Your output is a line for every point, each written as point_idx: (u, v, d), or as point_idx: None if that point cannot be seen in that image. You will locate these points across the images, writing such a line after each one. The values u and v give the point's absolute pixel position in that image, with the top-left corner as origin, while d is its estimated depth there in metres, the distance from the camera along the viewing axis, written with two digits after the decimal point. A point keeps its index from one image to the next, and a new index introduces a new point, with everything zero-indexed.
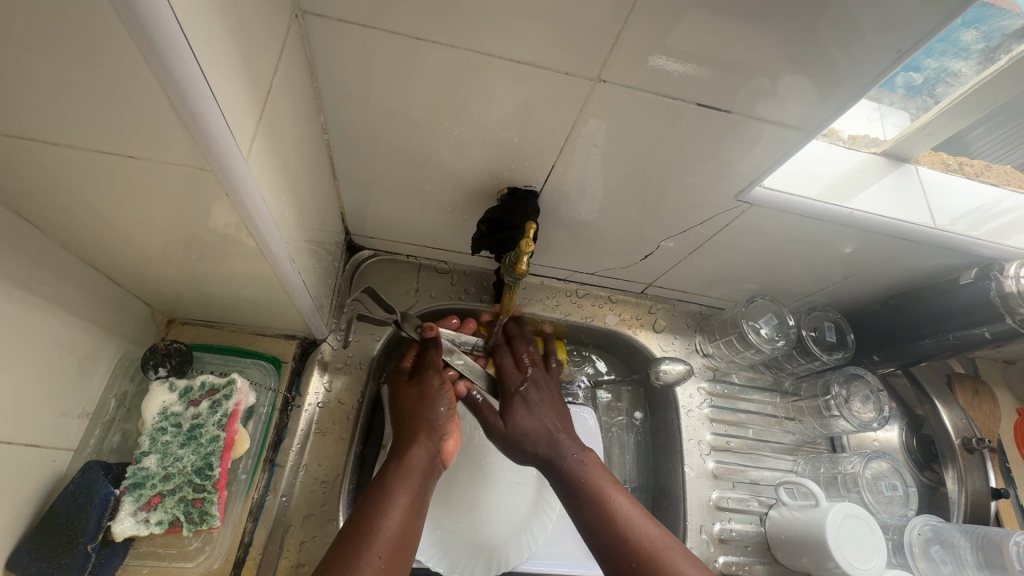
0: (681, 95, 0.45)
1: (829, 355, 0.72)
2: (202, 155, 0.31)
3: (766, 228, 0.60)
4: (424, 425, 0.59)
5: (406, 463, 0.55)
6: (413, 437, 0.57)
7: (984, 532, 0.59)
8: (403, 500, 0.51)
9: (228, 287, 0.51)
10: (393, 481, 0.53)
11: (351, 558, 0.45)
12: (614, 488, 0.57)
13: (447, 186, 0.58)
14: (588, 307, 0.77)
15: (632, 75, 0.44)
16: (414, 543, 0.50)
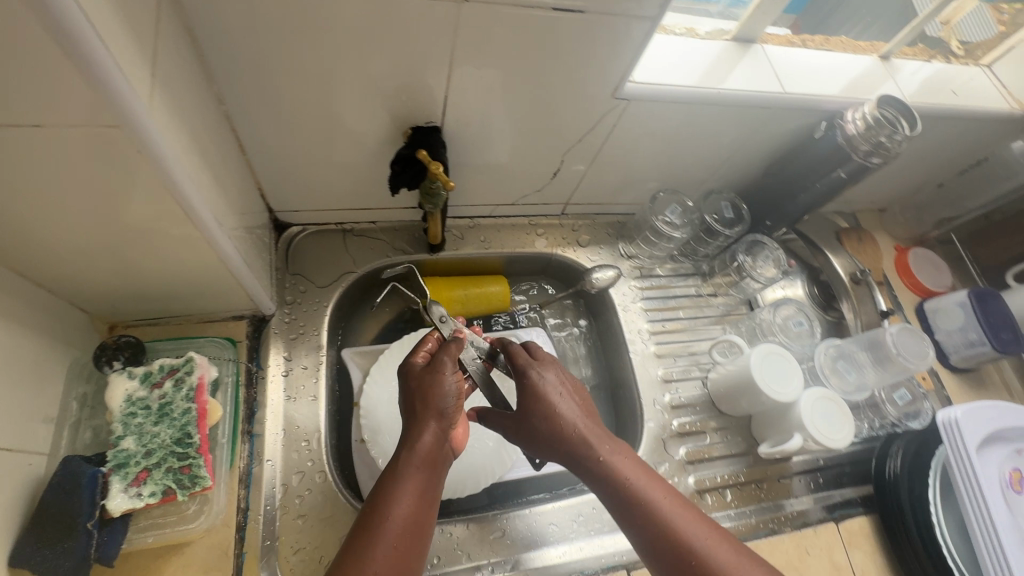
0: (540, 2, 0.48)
1: (732, 230, 0.81)
2: (109, 112, 0.33)
3: (651, 126, 0.66)
4: (433, 410, 0.53)
5: (416, 457, 0.51)
6: (424, 421, 0.52)
7: (869, 335, 0.70)
8: (413, 491, 0.50)
9: (164, 275, 0.52)
10: (403, 471, 0.50)
11: (360, 553, 0.46)
12: (589, 427, 0.54)
13: (352, 140, 0.59)
14: (517, 236, 0.82)
15: None
16: (425, 525, 0.49)
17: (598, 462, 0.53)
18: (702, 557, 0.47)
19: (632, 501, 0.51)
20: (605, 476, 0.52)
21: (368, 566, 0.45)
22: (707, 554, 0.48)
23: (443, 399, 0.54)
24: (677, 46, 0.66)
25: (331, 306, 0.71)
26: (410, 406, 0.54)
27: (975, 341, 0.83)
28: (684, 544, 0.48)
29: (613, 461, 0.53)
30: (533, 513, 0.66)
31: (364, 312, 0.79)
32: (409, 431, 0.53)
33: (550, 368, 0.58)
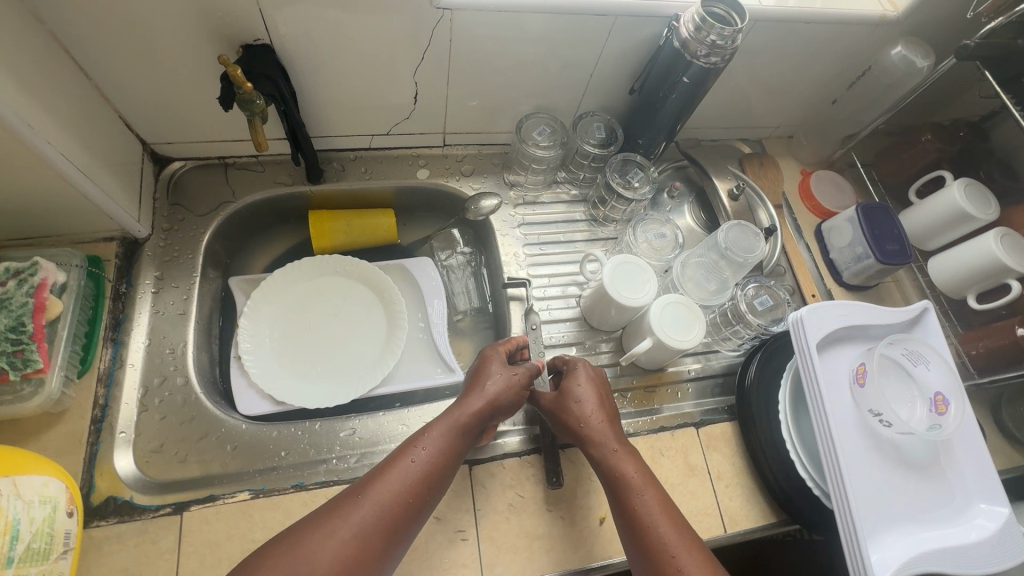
0: None
1: (603, 150, 0.81)
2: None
3: (492, 42, 0.68)
4: (485, 396, 0.60)
5: (455, 420, 0.58)
6: (477, 394, 0.60)
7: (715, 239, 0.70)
8: (437, 449, 0.55)
9: (9, 192, 0.56)
10: (437, 426, 0.57)
11: (374, 487, 0.51)
12: (613, 435, 0.61)
13: (194, 66, 0.62)
14: (399, 167, 0.85)
15: None
16: (439, 485, 0.54)
17: (612, 463, 0.59)
18: (658, 530, 0.53)
19: (617, 488, 0.58)
20: (616, 475, 0.58)
21: (372, 502, 0.50)
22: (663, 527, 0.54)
23: (502, 391, 0.61)
24: None
25: (210, 235, 0.76)
26: (471, 385, 0.62)
27: (861, 256, 0.83)
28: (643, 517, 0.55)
29: (627, 471, 0.58)
30: (386, 419, 0.68)
31: (254, 244, 0.83)
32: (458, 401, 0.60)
33: (582, 371, 0.66)
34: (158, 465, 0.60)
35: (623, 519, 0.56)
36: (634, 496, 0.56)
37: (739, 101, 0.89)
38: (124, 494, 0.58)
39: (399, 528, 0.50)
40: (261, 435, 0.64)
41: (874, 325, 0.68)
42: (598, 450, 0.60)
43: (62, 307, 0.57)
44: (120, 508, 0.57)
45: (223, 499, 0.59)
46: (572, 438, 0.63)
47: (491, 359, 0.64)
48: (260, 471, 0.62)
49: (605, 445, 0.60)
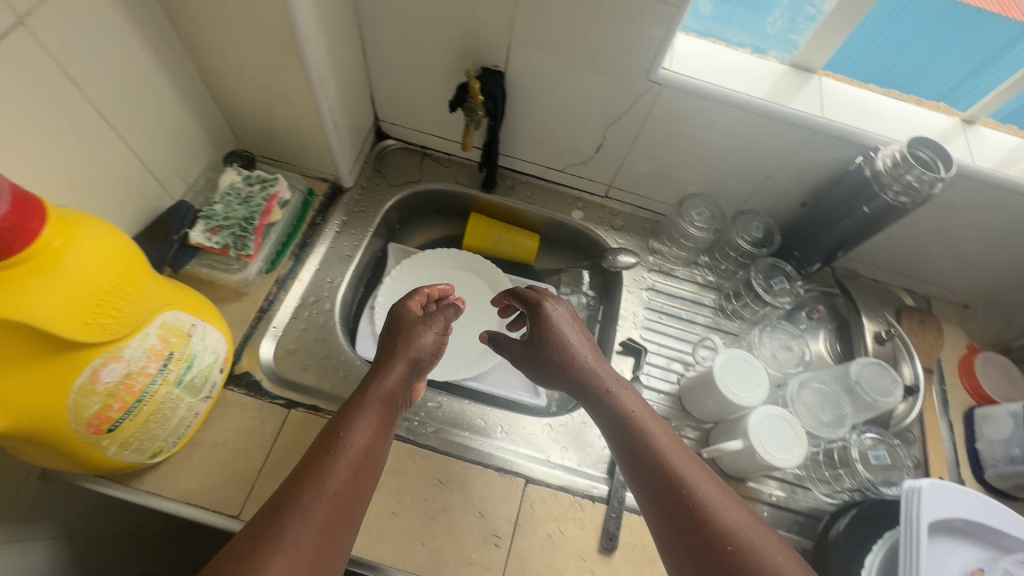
0: None
1: (756, 250, 0.83)
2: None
3: (684, 121, 0.74)
4: (403, 354, 0.62)
5: (379, 389, 0.59)
6: (393, 359, 0.61)
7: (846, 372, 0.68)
8: (370, 423, 0.55)
9: (282, 122, 0.74)
10: (362, 400, 0.57)
11: (325, 466, 0.50)
12: (628, 393, 0.59)
13: (440, 71, 0.77)
14: (558, 202, 0.93)
15: None
16: (376, 461, 0.54)
17: (634, 419, 0.56)
18: (694, 487, 0.49)
19: (638, 444, 0.54)
20: (637, 430, 0.55)
21: (329, 478, 0.49)
22: (690, 484, 0.50)
23: (401, 345, 0.64)
24: (732, 57, 0.72)
25: (391, 203, 0.90)
26: (390, 344, 0.64)
27: (1018, 458, 0.73)
28: (658, 466, 0.52)
29: (648, 427, 0.55)
30: (468, 408, 0.73)
31: (417, 224, 0.96)
32: (376, 370, 0.61)
33: (554, 303, 0.67)
34: (287, 365, 0.72)
35: (648, 474, 0.52)
36: (656, 448, 0.53)
37: (916, 249, 0.84)
38: (257, 375, 0.69)
39: (359, 495, 0.50)
40: (368, 375, 0.74)
41: (1007, 534, 0.59)
42: (615, 404, 0.58)
43: (280, 216, 0.72)
44: (250, 384, 0.68)
45: (323, 414, 0.68)
46: (584, 397, 0.61)
47: (405, 316, 0.68)
48: (356, 405, 0.70)
49: (617, 399, 0.58)
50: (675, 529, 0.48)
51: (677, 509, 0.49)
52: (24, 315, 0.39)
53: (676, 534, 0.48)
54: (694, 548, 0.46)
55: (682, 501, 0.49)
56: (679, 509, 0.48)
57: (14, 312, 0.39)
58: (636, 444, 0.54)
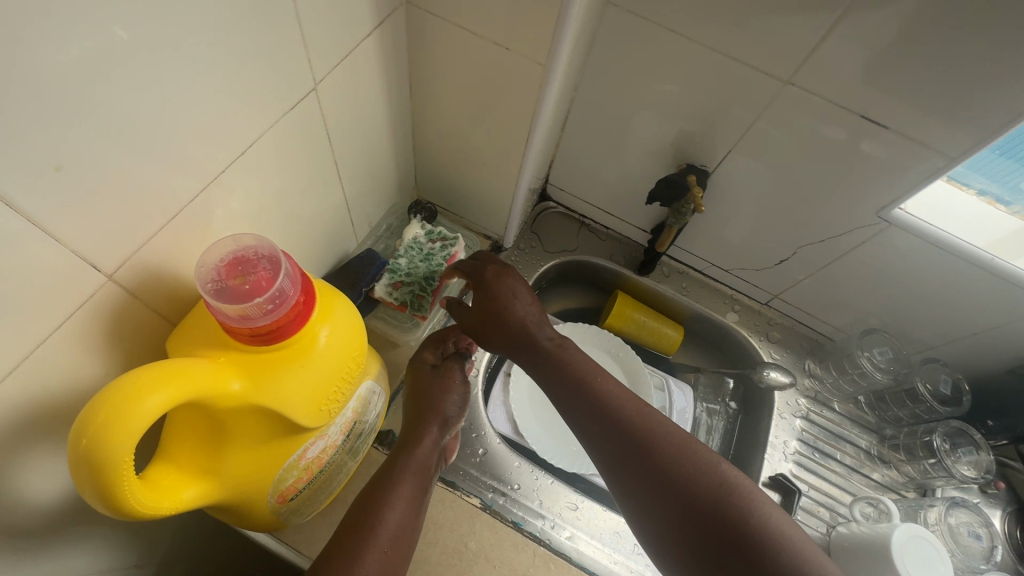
0: (847, 101, 0.55)
1: (940, 406, 0.74)
2: (546, 55, 0.50)
3: (897, 257, 0.68)
4: (435, 413, 0.59)
5: (411, 455, 0.54)
6: (424, 422, 0.58)
7: None
8: (405, 496, 0.50)
9: (473, 180, 0.72)
10: (395, 469, 0.52)
11: (349, 550, 0.44)
12: (624, 396, 0.53)
13: (640, 153, 0.74)
14: (713, 300, 0.88)
15: (819, 83, 0.55)
16: (409, 543, 0.49)
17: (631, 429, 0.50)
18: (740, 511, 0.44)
19: (653, 457, 0.48)
20: (652, 444, 0.49)
21: (361, 564, 0.44)
22: (687, 456, 0.48)
23: (441, 403, 0.60)
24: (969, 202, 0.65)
25: (544, 269, 0.87)
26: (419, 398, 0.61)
27: None
28: (642, 428, 0.50)
29: (653, 433, 0.50)
30: (603, 513, 0.69)
31: (557, 289, 0.93)
32: (408, 434, 0.57)
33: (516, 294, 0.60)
34: None
35: (675, 496, 0.46)
36: (676, 462, 0.47)
37: None
38: (400, 435, 0.67)
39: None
40: (505, 459, 0.70)
41: None
42: (611, 407, 0.52)
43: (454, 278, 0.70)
44: (392, 445, 0.66)
45: (461, 496, 0.65)
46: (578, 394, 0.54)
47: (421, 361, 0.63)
48: (494, 488, 0.68)
49: (611, 403, 0.52)
50: (669, 497, 0.46)
51: (690, 483, 0.46)
52: (277, 404, 0.38)
53: (661, 497, 0.47)
54: (700, 518, 0.45)
55: (666, 462, 0.47)
56: (676, 476, 0.47)
57: (271, 401, 0.37)
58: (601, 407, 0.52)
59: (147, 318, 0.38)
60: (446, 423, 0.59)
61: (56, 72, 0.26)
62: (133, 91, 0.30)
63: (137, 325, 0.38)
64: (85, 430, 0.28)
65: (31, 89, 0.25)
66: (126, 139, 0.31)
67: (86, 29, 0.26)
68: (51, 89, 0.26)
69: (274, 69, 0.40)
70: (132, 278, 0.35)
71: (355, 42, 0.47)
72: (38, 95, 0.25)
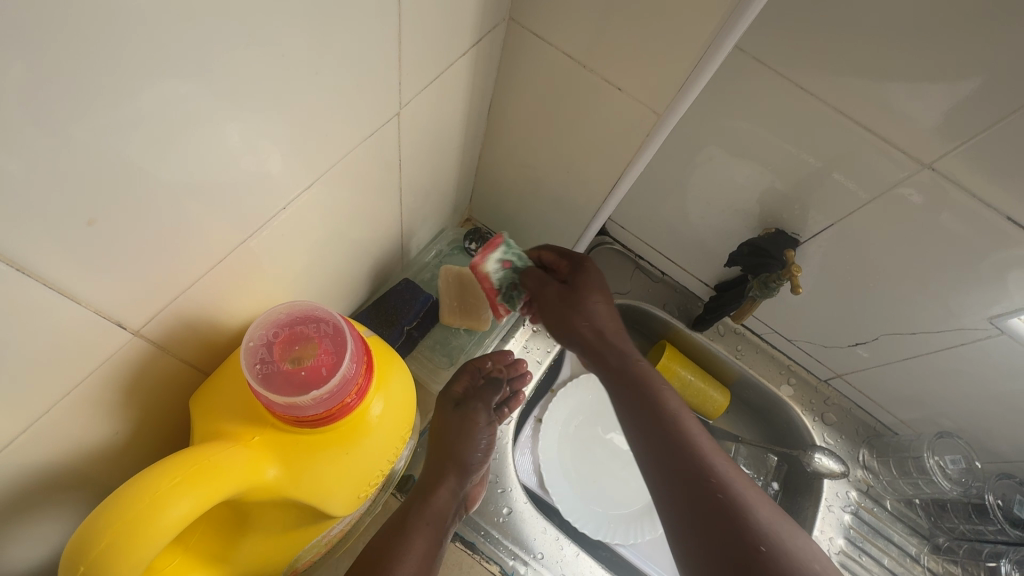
0: (992, 197, 0.49)
1: (1012, 530, 0.66)
2: (666, 104, 0.44)
3: (994, 363, 0.61)
4: (455, 463, 0.54)
5: (428, 507, 0.51)
6: (442, 472, 0.53)
7: None
8: (417, 554, 0.47)
9: (537, 213, 0.66)
10: (408, 523, 0.49)
11: None
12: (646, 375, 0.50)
13: (724, 210, 0.67)
14: (768, 368, 0.81)
15: (967, 172, 0.48)
16: None
17: (643, 395, 0.48)
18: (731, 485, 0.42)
19: (659, 424, 0.46)
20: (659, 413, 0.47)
21: None
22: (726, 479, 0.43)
23: (462, 449, 0.56)
24: None
25: None
26: (438, 441, 0.56)
27: None
28: (649, 401, 0.48)
29: (664, 406, 0.47)
30: None
31: None
32: (425, 482, 0.53)
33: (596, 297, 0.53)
34: None
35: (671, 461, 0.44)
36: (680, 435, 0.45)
37: None
38: (421, 482, 0.60)
39: None
40: (530, 524, 0.64)
41: None
42: (629, 377, 0.49)
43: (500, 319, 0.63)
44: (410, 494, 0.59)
45: (482, 561, 0.60)
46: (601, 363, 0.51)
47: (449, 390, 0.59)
48: (517, 555, 0.62)
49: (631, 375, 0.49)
50: (668, 462, 0.44)
51: (681, 445, 0.45)
52: (313, 498, 0.32)
53: (696, 525, 0.41)
54: (688, 488, 0.43)
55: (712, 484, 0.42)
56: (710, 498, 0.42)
57: (305, 494, 0.31)
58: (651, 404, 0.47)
59: (173, 367, 0.32)
60: (468, 472, 0.55)
61: (132, 101, 0.21)
62: (211, 121, 0.25)
63: (162, 376, 0.32)
64: (86, 553, 0.23)
65: (94, 118, 0.20)
66: (195, 172, 0.26)
67: (175, 49, 0.21)
68: (120, 118, 0.21)
69: (368, 91, 0.34)
70: (161, 331, 0.30)
71: (451, 61, 0.41)
72: (106, 124, 0.21)
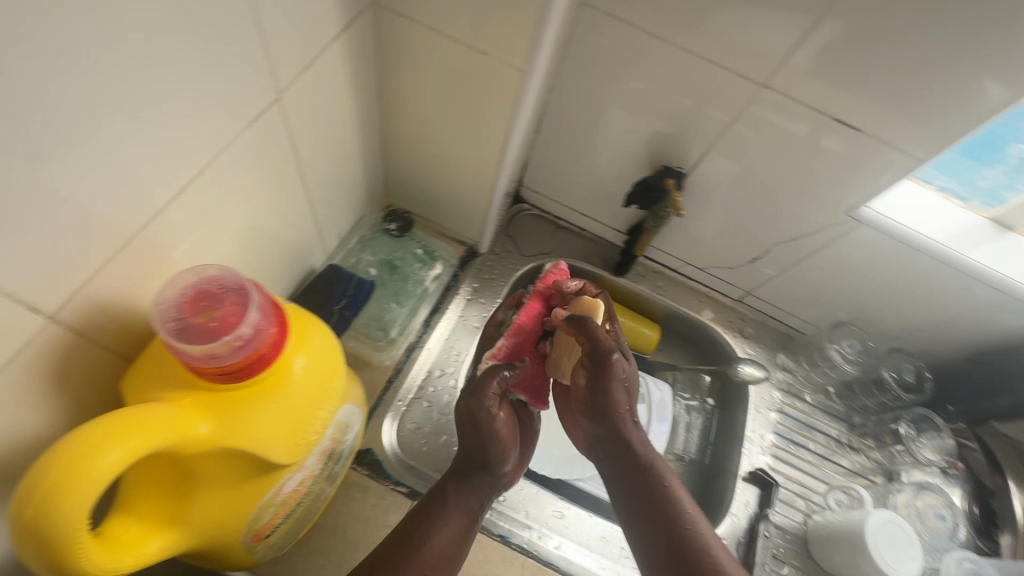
0: (820, 104, 0.56)
1: (904, 394, 0.78)
2: (524, 58, 0.48)
3: (860, 253, 0.70)
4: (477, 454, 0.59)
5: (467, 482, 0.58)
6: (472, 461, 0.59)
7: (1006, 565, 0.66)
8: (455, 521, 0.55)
9: (447, 187, 0.70)
10: (451, 499, 0.56)
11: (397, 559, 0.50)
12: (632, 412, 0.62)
13: (615, 157, 0.73)
14: (688, 299, 0.88)
15: (795, 85, 0.56)
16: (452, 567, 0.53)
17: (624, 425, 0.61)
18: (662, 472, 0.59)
19: (640, 452, 0.60)
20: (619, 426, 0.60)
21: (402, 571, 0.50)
22: (701, 536, 0.53)
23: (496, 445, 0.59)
24: (932, 202, 0.67)
25: (523, 272, 0.85)
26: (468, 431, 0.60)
27: None
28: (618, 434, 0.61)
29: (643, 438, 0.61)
30: (592, 520, 0.69)
31: None
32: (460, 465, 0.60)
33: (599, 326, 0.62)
34: (410, 446, 0.67)
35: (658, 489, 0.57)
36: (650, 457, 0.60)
37: None
38: (379, 453, 0.65)
39: None
40: None
41: None
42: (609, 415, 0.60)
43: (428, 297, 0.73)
44: (371, 463, 0.64)
45: None
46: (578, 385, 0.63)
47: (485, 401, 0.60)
48: None
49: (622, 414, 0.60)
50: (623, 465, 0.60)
51: (630, 487, 0.59)
52: (250, 444, 0.35)
53: (650, 515, 0.55)
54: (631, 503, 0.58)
55: (684, 529, 0.54)
56: (668, 502, 0.56)
57: (240, 442, 0.34)
58: (640, 479, 0.58)
59: (96, 354, 0.35)
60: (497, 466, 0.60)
61: None
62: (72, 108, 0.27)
63: (90, 364, 0.35)
64: (29, 499, 0.26)
65: None
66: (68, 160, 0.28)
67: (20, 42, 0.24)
68: None
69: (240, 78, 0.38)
70: (80, 316, 0.33)
71: (322, 45, 0.45)
72: None
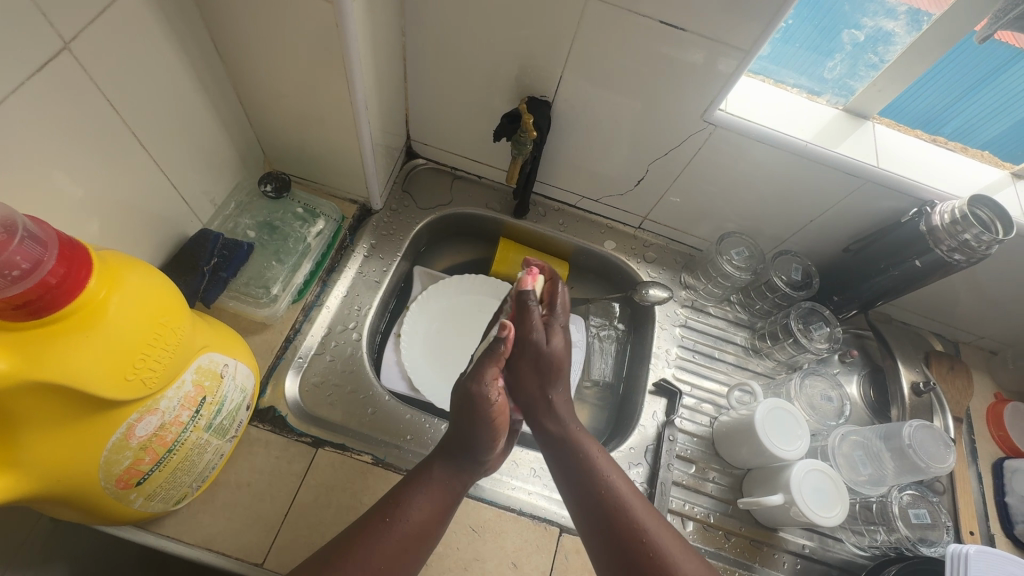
0: (643, 10, 0.57)
1: (795, 292, 0.82)
2: None
3: (726, 161, 0.72)
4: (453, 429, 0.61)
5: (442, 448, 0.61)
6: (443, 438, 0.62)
7: (888, 430, 0.68)
8: (427, 489, 0.57)
9: (317, 143, 0.71)
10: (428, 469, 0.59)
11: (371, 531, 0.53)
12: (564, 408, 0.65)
13: (484, 95, 0.74)
14: (590, 232, 0.90)
15: None
16: (428, 540, 0.55)
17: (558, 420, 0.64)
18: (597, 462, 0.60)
19: (573, 447, 0.62)
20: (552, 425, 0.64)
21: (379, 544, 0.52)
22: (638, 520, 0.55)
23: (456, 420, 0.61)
24: (786, 99, 0.70)
25: (421, 224, 0.86)
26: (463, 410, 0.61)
27: None
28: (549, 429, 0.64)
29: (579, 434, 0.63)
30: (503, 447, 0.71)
31: (444, 244, 0.93)
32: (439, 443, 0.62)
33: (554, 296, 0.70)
34: (314, 398, 0.69)
35: (591, 476, 0.59)
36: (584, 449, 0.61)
37: (943, 300, 0.84)
38: (281, 410, 0.66)
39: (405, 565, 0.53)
40: (398, 416, 0.71)
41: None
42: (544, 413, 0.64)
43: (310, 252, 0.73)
44: (273, 420, 0.65)
45: (352, 455, 0.65)
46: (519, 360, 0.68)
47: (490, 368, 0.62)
48: (388, 442, 0.68)
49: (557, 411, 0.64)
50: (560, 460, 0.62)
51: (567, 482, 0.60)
52: (70, 377, 0.36)
53: (586, 505, 0.58)
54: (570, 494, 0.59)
55: (620, 514, 0.55)
56: (598, 490, 0.58)
57: (57, 375, 0.35)
58: (569, 469, 0.61)
59: None
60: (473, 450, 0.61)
61: None
62: None
63: None
64: None
65: None
66: None
67: None
68: None
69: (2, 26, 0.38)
70: None
71: None
72: None
